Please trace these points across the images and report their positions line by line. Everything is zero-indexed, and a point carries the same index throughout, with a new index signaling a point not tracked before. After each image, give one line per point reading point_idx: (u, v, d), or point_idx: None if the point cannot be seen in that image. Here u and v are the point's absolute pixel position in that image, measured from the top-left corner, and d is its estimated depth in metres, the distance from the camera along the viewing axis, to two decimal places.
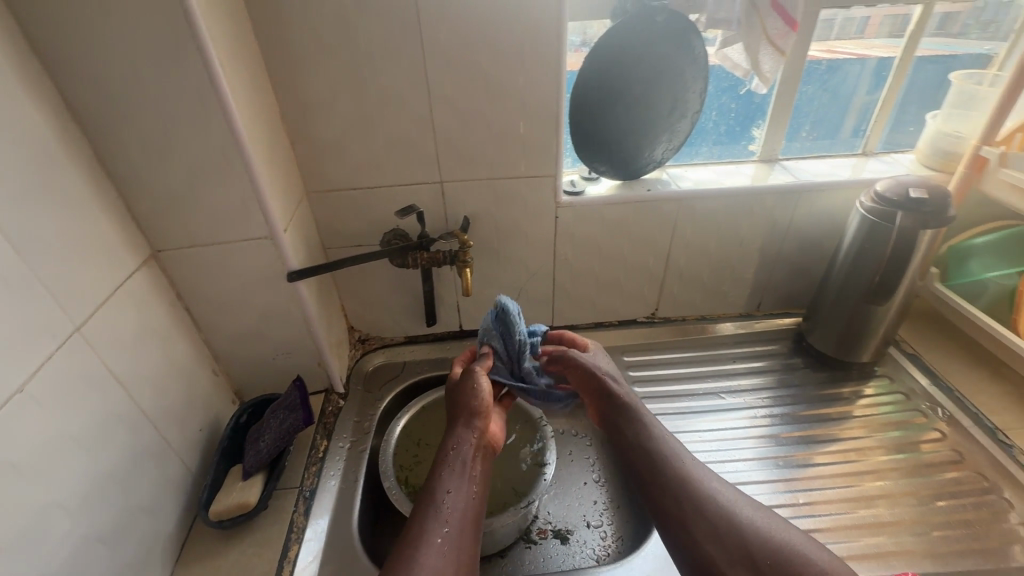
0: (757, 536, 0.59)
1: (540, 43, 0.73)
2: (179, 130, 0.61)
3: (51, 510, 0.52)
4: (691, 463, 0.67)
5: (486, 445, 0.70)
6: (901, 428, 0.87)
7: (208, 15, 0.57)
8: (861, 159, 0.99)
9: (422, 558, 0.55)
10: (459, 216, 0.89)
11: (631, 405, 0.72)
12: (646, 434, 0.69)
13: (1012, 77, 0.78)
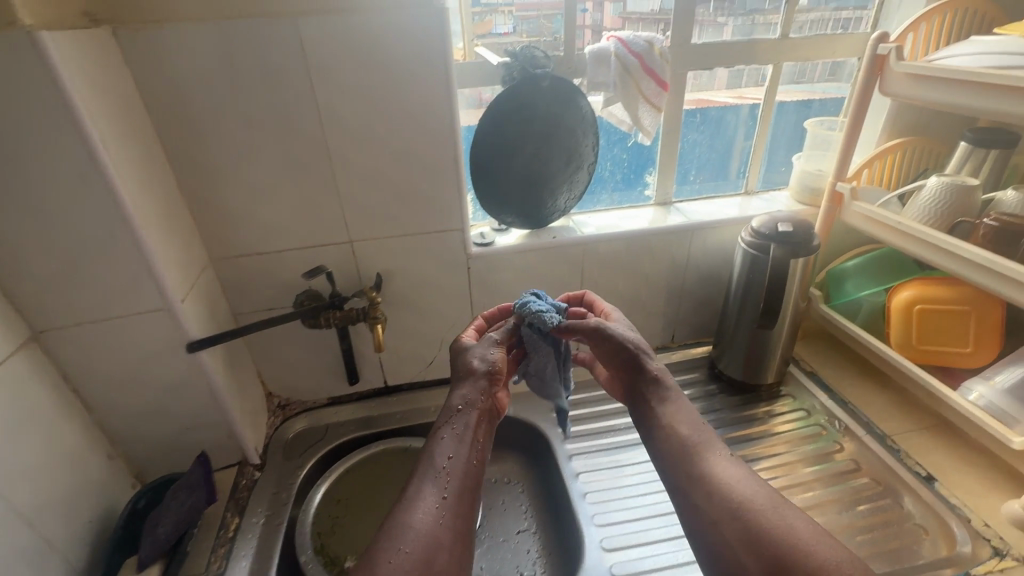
0: (769, 523, 0.58)
1: (434, 108, 0.78)
2: (59, 207, 0.60)
3: None
4: (711, 447, 0.66)
5: (491, 408, 0.73)
6: (814, 442, 0.92)
7: (88, 96, 0.58)
8: (744, 198, 1.10)
9: (412, 512, 0.59)
10: (372, 273, 0.91)
11: (665, 388, 0.72)
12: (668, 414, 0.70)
13: (849, 123, 0.90)
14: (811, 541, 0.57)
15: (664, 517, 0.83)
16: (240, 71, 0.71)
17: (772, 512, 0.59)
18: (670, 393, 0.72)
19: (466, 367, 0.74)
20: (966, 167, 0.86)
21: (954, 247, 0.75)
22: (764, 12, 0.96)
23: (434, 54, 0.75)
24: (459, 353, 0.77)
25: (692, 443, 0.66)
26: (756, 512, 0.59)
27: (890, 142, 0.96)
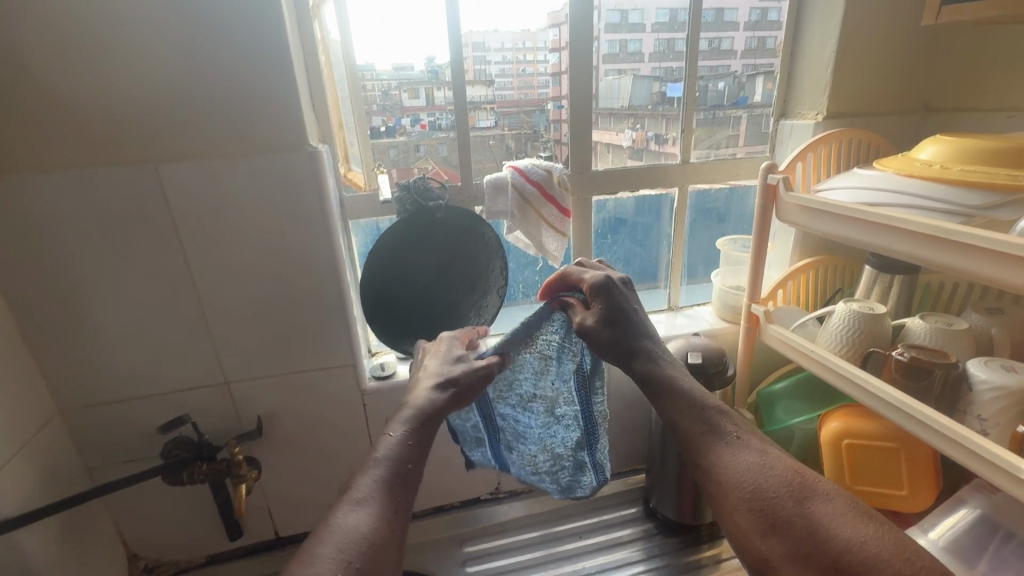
0: (797, 506, 0.50)
1: (311, 244, 0.74)
2: None
3: None
4: (715, 431, 0.57)
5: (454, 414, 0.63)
6: None
7: None
8: (669, 315, 1.07)
9: (353, 517, 0.49)
10: (252, 416, 0.82)
11: (662, 378, 0.63)
12: (676, 390, 0.61)
13: (755, 246, 0.87)
14: (834, 531, 0.48)
15: None
16: (91, 218, 0.67)
17: (799, 501, 0.51)
18: (675, 372, 0.64)
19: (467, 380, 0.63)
20: (875, 291, 0.84)
21: (868, 384, 0.70)
22: (724, 106, 0.97)
23: (308, 197, 0.72)
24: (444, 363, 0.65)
25: (702, 423, 0.58)
26: (783, 500, 0.51)
27: (801, 261, 0.94)
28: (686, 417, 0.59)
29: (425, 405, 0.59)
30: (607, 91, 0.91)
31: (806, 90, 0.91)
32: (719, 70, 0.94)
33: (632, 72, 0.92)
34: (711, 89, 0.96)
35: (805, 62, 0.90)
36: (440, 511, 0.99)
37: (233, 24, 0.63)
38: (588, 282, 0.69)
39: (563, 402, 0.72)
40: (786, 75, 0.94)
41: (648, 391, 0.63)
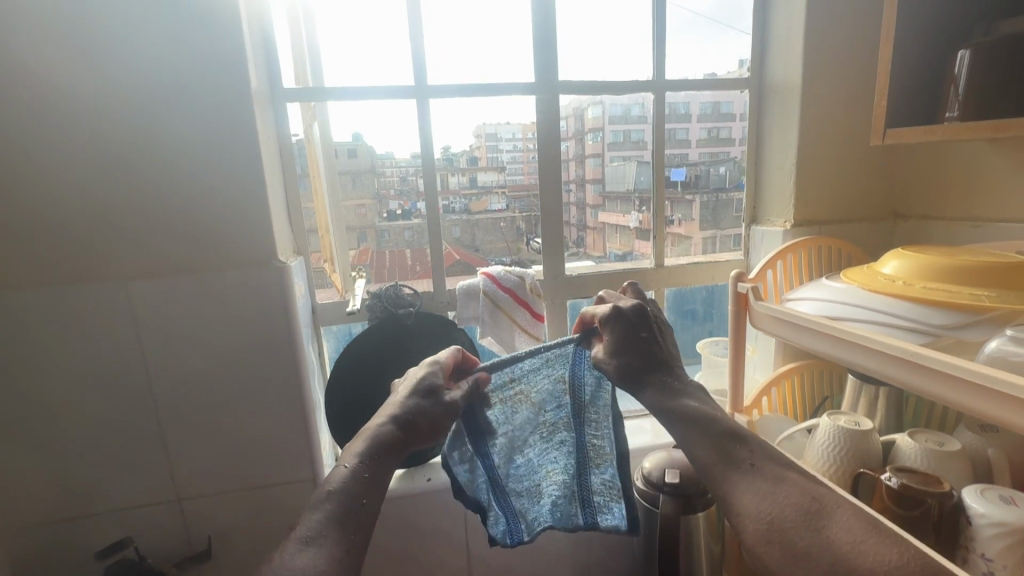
0: (810, 529, 0.44)
1: (275, 355, 0.74)
2: None
3: None
4: (729, 456, 0.51)
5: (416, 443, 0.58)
6: None
7: None
8: (652, 420, 1.03)
9: (295, 558, 0.45)
10: (202, 536, 0.78)
11: (674, 396, 0.57)
12: (695, 412, 0.55)
13: (732, 352, 0.84)
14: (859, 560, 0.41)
15: None
16: (57, 334, 0.68)
17: (809, 521, 0.45)
18: (697, 399, 0.57)
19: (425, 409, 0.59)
20: (860, 403, 0.81)
21: None
22: (725, 189, 0.98)
23: (273, 312, 0.73)
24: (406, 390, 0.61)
25: (719, 446, 0.52)
26: (792, 522, 0.45)
27: (784, 366, 0.91)
28: (704, 440, 0.53)
29: (378, 437, 0.55)
30: (578, 202, 0.94)
31: (774, 198, 0.93)
32: (721, 156, 0.96)
33: (637, 159, 0.95)
34: (712, 173, 0.97)
35: (769, 171, 0.93)
36: None
37: (212, 154, 0.67)
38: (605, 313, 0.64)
39: (567, 447, 0.71)
40: (754, 181, 0.97)
41: (663, 412, 0.56)
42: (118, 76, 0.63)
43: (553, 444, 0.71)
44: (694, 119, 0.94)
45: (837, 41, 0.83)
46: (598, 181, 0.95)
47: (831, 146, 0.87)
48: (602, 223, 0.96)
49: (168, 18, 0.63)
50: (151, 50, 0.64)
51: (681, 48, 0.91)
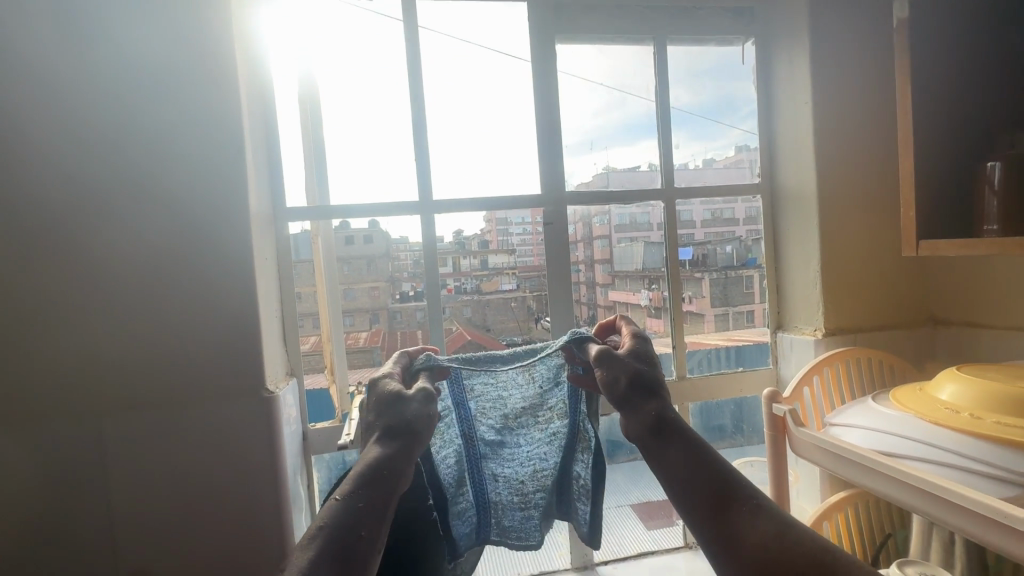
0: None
1: (254, 500, 0.66)
2: None
3: None
4: (724, 501, 0.43)
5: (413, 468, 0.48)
6: None
7: None
8: (686, 557, 0.91)
9: None
10: None
11: (666, 424, 0.48)
12: (679, 453, 0.46)
13: (773, 483, 0.75)
14: None
15: None
16: (24, 480, 0.62)
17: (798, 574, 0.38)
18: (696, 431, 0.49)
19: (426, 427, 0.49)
20: (929, 546, 0.71)
21: None
22: (734, 267, 0.92)
23: (258, 451, 0.66)
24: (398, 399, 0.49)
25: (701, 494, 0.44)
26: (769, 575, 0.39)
27: (833, 496, 0.80)
28: (682, 486, 0.45)
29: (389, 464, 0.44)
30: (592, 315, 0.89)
31: (799, 306, 0.87)
32: (727, 235, 0.91)
33: (644, 239, 0.90)
34: (719, 252, 0.91)
35: (790, 277, 0.88)
36: None
37: (203, 284, 0.65)
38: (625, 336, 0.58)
39: (552, 409, 0.65)
40: (773, 287, 0.92)
41: (648, 441, 0.48)
42: (116, 210, 0.62)
43: (529, 416, 0.66)
44: (698, 204, 0.90)
45: (847, 151, 0.82)
46: (607, 261, 0.89)
47: (856, 252, 0.83)
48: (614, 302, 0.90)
49: (171, 156, 0.64)
50: (151, 185, 0.63)
51: (678, 140, 0.89)
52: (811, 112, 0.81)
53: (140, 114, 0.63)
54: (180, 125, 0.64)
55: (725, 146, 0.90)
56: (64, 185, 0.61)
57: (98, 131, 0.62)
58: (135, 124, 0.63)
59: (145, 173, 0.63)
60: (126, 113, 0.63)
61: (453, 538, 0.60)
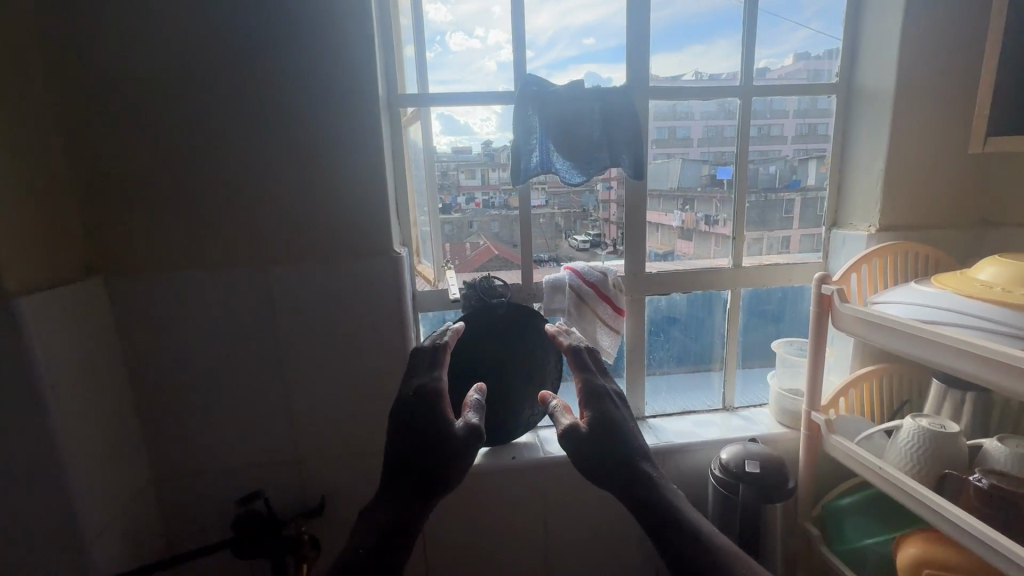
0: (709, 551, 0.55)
1: (384, 336, 0.83)
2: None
3: None
4: (670, 526, 0.57)
5: (415, 466, 0.59)
6: None
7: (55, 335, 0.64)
8: (723, 415, 1.06)
9: None
10: (316, 495, 0.87)
11: (628, 470, 0.61)
12: (638, 493, 0.60)
13: (812, 351, 0.88)
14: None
15: None
16: (210, 323, 0.79)
17: None
18: (652, 470, 0.63)
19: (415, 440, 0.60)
20: (946, 410, 0.82)
21: (940, 507, 0.66)
22: (762, 133, 0.96)
23: (388, 298, 0.82)
24: (404, 427, 0.62)
25: (665, 549, 0.57)
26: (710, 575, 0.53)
27: (863, 367, 0.93)
28: (658, 536, 0.58)
29: (404, 506, 0.57)
30: (654, 174, 0.95)
31: (858, 203, 0.94)
32: (772, 154, 0.97)
33: (682, 156, 0.95)
34: (762, 172, 0.98)
35: (851, 176, 0.95)
36: None
37: (342, 167, 0.78)
38: (598, 391, 0.67)
39: (592, 104, 0.87)
40: (839, 185, 0.98)
41: (625, 484, 0.61)
42: (275, 86, 0.74)
43: (581, 126, 0.87)
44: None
45: (930, 51, 0.84)
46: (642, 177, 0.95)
47: (918, 157, 0.88)
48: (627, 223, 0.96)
49: (315, 50, 0.74)
50: (300, 66, 0.74)
51: (726, 50, 0.92)
52: (901, 8, 0.82)
53: (287, 18, 0.72)
54: (321, 25, 0.73)
55: (784, 55, 0.93)
56: (228, 73, 0.73)
57: (255, 29, 0.72)
58: (283, 19, 0.72)
59: (295, 69, 0.74)
60: (276, 12, 0.72)
61: (520, 170, 0.88)
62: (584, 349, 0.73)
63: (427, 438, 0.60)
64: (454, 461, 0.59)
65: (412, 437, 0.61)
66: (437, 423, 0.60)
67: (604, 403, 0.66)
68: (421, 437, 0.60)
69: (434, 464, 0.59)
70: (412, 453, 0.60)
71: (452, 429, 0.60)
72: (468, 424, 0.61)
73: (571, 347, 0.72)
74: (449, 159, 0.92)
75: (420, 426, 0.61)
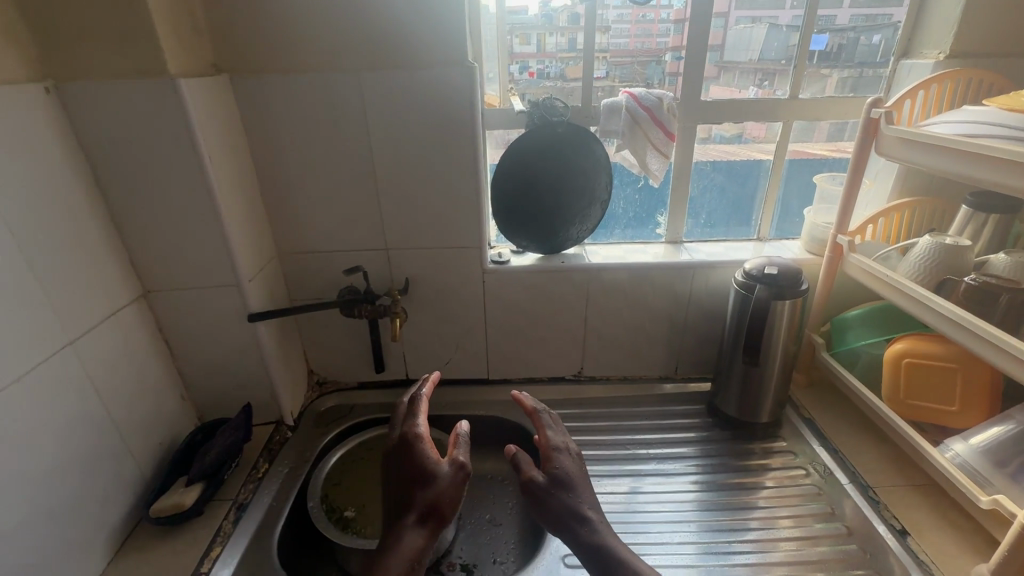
0: (623, 570, 0.73)
1: (459, 144, 0.95)
2: (170, 190, 0.81)
3: (48, 477, 0.69)
4: (603, 537, 0.76)
5: (413, 485, 0.82)
6: (807, 501, 0.92)
7: (202, 114, 0.79)
8: (756, 245, 1.15)
9: None
10: (401, 277, 1.07)
11: (572, 496, 0.79)
12: (580, 522, 0.77)
13: (849, 178, 0.93)
14: None
15: (632, 524, 0.91)
16: (313, 124, 0.93)
17: None
18: (598, 517, 0.79)
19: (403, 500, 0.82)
20: (968, 230, 0.89)
21: (931, 303, 0.78)
22: None
23: (463, 107, 0.92)
24: (398, 481, 0.85)
25: (594, 556, 0.75)
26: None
27: (899, 200, 0.99)
28: (590, 553, 0.76)
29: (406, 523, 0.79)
30: (736, 40, 1.00)
31: (933, 29, 0.92)
32: (879, 21, 0.99)
33: (768, 20, 1.00)
34: (863, 42, 1.01)
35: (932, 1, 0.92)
36: (532, 382, 1.21)
37: None
38: (560, 469, 0.82)
39: None
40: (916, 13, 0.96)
41: (572, 515, 0.78)
42: None
43: None
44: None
45: None
46: (715, 50, 1.00)
47: None
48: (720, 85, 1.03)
49: None
50: None
51: None
52: None
53: None
54: None
55: None
56: None
57: None
58: None
59: None
60: None
61: None
62: (546, 424, 0.90)
63: (420, 478, 0.83)
64: (443, 493, 0.80)
65: (410, 467, 0.84)
66: (427, 466, 0.84)
67: (559, 459, 0.83)
68: (409, 471, 0.84)
69: (432, 497, 0.80)
70: (404, 478, 0.84)
71: (441, 469, 0.83)
72: (455, 466, 0.83)
73: (541, 416, 0.90)
74: (511, 20, 0.99)
75: (414, 464, 0.84)
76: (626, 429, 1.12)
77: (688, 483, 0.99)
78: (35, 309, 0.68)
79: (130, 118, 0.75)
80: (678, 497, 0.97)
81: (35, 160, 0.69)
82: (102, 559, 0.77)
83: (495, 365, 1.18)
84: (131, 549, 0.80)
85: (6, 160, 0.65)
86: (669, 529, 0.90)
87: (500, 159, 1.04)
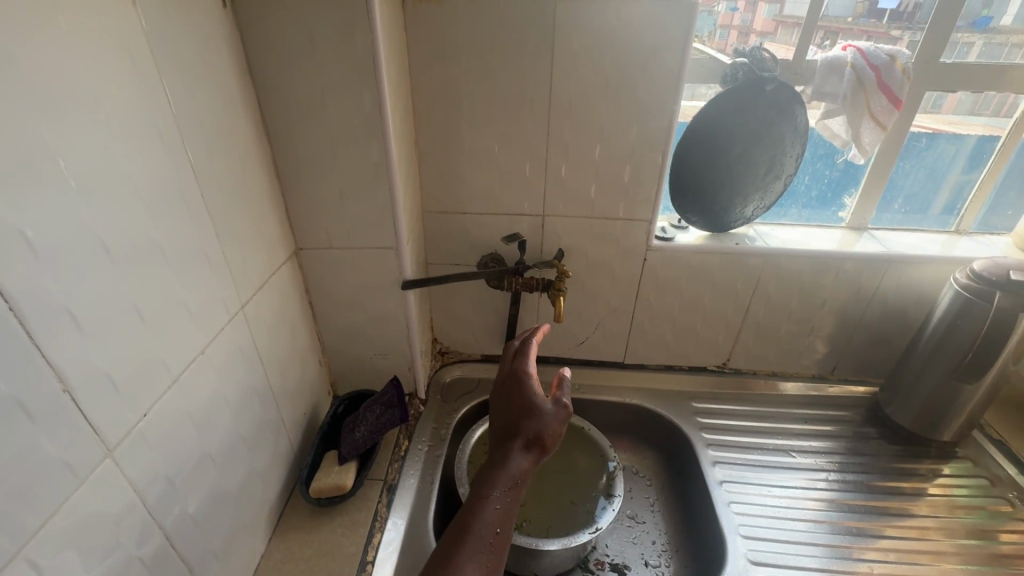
0: None
1: (657, 99, 0.80)
2: (342, 138, 0.69)
3: (226, 458, 0.62)
4: None
5: (514, 413, 0.67)
6: (1011, 541, 0.83)
7: (386, 46, 0.66)
8: (954, 238, 1.01)
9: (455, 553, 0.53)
10: (554, 247, 0.95)
11: None
12: None
13: None
14: None
15: (811, 544, 0.83)
16: (491, 64, 0.79)
17: None
18: None
19: (500, 432, 0.66)
20: None
21: None
22: None
23: (673, 55, 0.76)
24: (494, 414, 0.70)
25: None
26: None
27: None
28: None
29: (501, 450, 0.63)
30: None
31: None
32: None
33: None
34: None
35: None
36: (670, 369, 1.11)
37: None
38: None
39: None
40: None
41: None
42: None
43: None
44: None
45: None
46: (774, 3, 0.88)
47: None
48: (971, 45, 0.87)
49: None
50: None
51: None
52: None
53: None
54: None
55: None
56: None
57: None
58: None
59: None
60: None
61: None
62: None
63: (520, 408, 0.66)
64: (547, 424, 0.64)
65: (511, 399, 0.69)
66: (530, 398, 0.67)
67: None
68: (513, 402, 0.68)
69: (534, 426, 0.64)
70: (502, 413, 0.68)
71: (542, 402, 0.67)
72: (556, 400, 0.67)
73: None
74: None
75: (514, 397, 0.69)
76: (784, 433, 1.01)
77: (865, 502, 0.90)
78: (218, 272, 0.59)
79: (315, 45, 0.63)
80: (855, 517, 0.87)
81: (216, 91, 0.58)
82: (264, 537, 0.71)
83: (635, 349, 1.08)
84: (288, 527, 0.74)
85: (193, 89, 0.54)
86: (857, 554, 0.81)
87: (690, 123, 0.89)
